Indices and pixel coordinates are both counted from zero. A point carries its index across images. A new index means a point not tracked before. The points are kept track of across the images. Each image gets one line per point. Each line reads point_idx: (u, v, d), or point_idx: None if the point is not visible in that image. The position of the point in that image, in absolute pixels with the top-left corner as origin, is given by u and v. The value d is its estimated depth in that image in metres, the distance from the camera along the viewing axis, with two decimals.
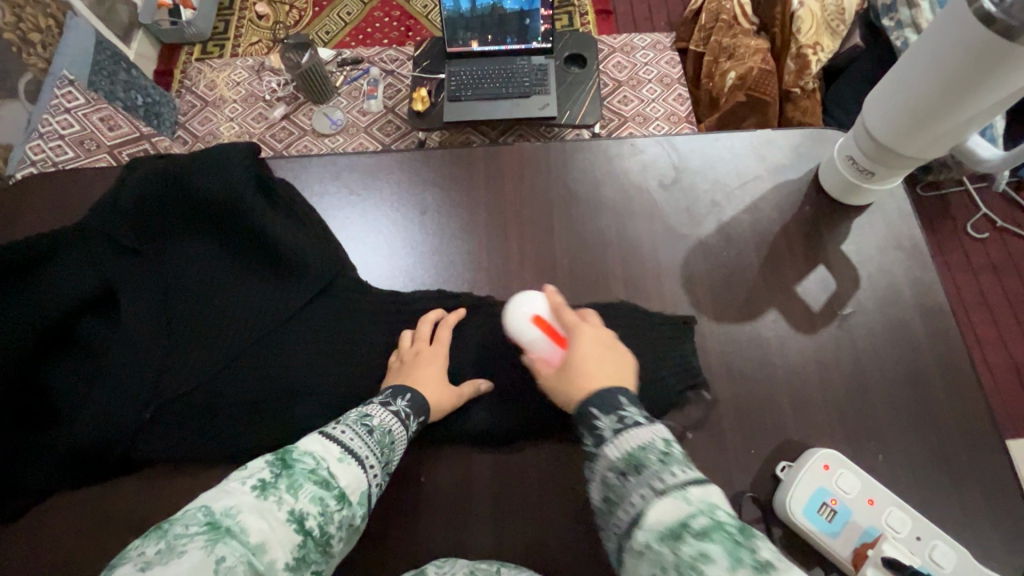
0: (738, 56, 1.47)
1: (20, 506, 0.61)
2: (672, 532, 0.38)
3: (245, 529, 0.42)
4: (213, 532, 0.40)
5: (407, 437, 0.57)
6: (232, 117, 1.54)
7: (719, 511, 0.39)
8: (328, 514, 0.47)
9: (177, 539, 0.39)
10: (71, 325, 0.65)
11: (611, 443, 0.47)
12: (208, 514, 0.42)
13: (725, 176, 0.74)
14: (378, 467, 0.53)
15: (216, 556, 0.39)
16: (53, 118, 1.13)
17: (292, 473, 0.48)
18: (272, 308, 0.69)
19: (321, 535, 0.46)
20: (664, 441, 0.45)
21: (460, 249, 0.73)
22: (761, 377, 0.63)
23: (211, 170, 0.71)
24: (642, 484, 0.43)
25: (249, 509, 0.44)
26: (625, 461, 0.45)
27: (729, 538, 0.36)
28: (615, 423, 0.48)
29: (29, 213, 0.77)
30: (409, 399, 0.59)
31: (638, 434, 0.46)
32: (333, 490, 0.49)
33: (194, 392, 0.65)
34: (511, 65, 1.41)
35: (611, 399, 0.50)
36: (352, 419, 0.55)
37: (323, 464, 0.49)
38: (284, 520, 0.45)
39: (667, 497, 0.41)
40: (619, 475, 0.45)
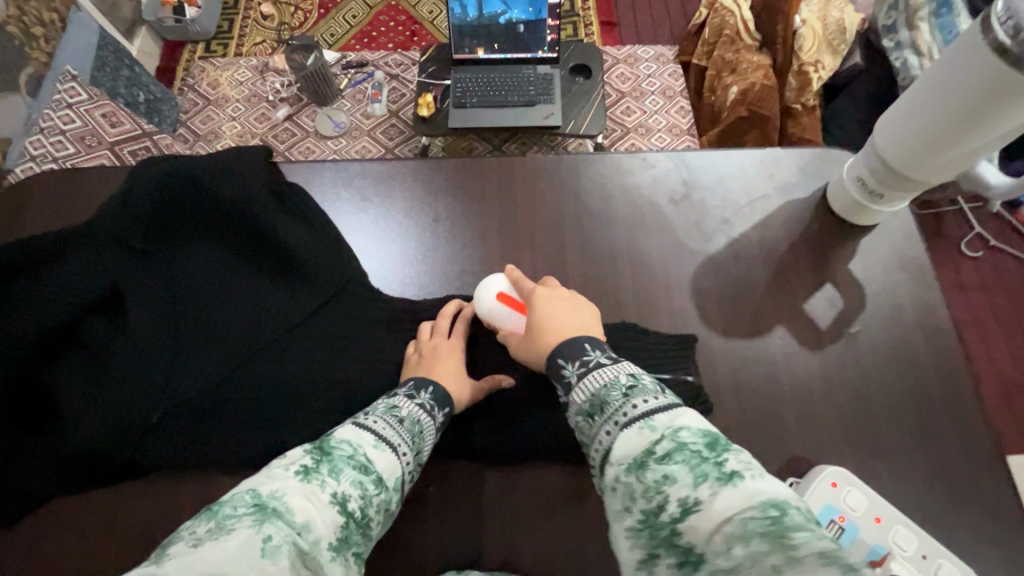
0: (741, 71, 1.49)
1: (20, 508, 0.60)
2: (638, 462, 0.41)
3: (290, 510, 0.42)
4: (261, 513, 0.40)
5: (435, 428, 0.58)
6: (234, 116, 1.54)
7: (682, 431, 0.41)
8: (367, 497, 0.47)
9: (226, 519, 0.39)
10: (79, 328, 0.64)
11: (577, 389, 0.50)
12: (255, 496, 0.42)
13: (733, 193, 0.75)
14: (410, 454, 0.53)
15: (263, 534, 0.38)
16: (55, 113, 1.12)
17: (332, 458, 0.48)
18: (285, 311, 0.69)
19: (361, 517, 0.46)
20: (628, 376, 0.48)
21: (470, 258, 0.73)
22: (769, 393, 0.63)
23: (222, 173, 0.71)
24: (606, 422, 0.46)
25: (294, 492, 0.43)
26: (590, 404, 0.48)
27: (694, 455, 0.39)
28: (579, 368, 0.52)
29: (33, 209, 0.77)
30: (433, 391, 0.59)
31: (601, 375, 0.49)
32: (371, 475, 0.49)
33: (204, 395, 0.64)
34: (517, 74, 1.42)
35: (576, 347, 0.53)
36: (381, 411, 0.55)
37: (360, 451, 0.50)
38: (328, 501, 0.44)
39: (633, 427, 0.43)
40: (586, 418, 0.48)
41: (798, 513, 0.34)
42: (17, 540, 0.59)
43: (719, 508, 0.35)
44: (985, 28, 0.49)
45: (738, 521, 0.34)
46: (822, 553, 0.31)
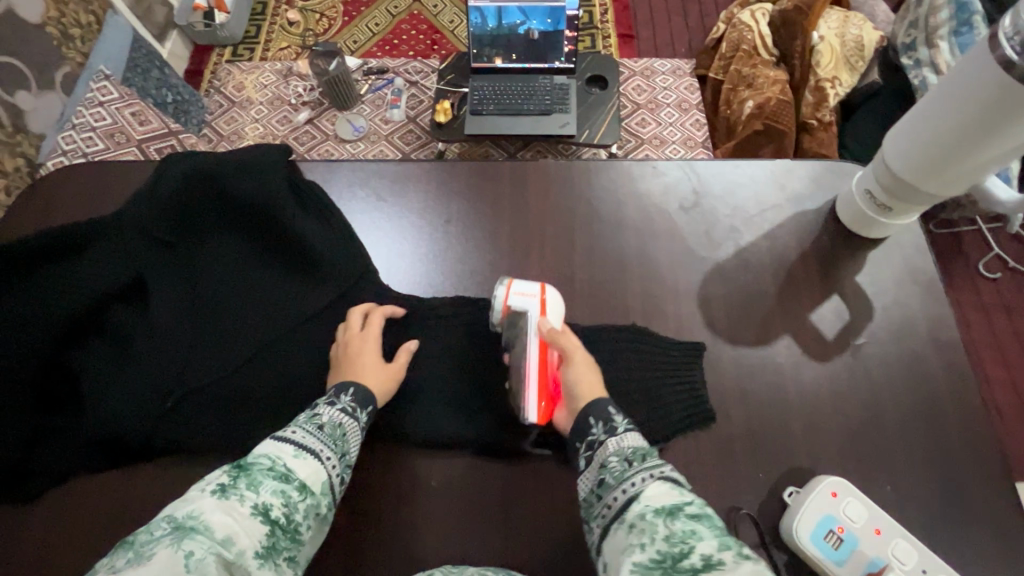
0: (757, 86, 1.50)
1: (38, 486, 0.62)
2: (668, 511, 0.45)
3: (208, 527, 0.44)
4: (179, 531, 0.42)
5: (360, 429, 0.59)
6: (257, 118, 1.58)
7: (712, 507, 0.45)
8: (291, 504, 0.50)
9: (144, 546, 0.41)
10: (103, 313, 0.68)
11: (619, 436, 0.54)
12: (172, 520, 0.43)
13: (744, 203, 0.76)
14: (335, 457, 0.55)
15: (184, 551, 0.40)
16: (87, 110, 1.16)
17: (250, 472, 0.50)
18: (296, 306, 0.71)
19: (287, 523, 0.49)
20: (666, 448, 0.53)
21: (480, 259, 0.74)
22: (773, 401, 0.63)
23: (245, 170, 0.73)
24: (644, 471, 0.50)
25: (210, 509, 0.45)
26: (630, 452, 0.52)
27: (716, 526, 0.43)
28: (624, 423, 0.56)
29: (63, 201, 0.80)
30: (353, 394, 0.60)
31: (635, 437, 0.54)
32: (293, 482, 0.51)
33: (218, 382, 0.66)
34: (533, 83, 1.44)
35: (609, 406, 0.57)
36: (301, 420, 0.56)
37: (279, 462, 0.52)
38: (248, 514, 0.47)
39: (668, 486, 0.48)
40: (621, 462, 0.52)
41: None
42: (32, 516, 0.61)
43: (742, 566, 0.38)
44: (993, 44, 0.50)
45: None
46: None
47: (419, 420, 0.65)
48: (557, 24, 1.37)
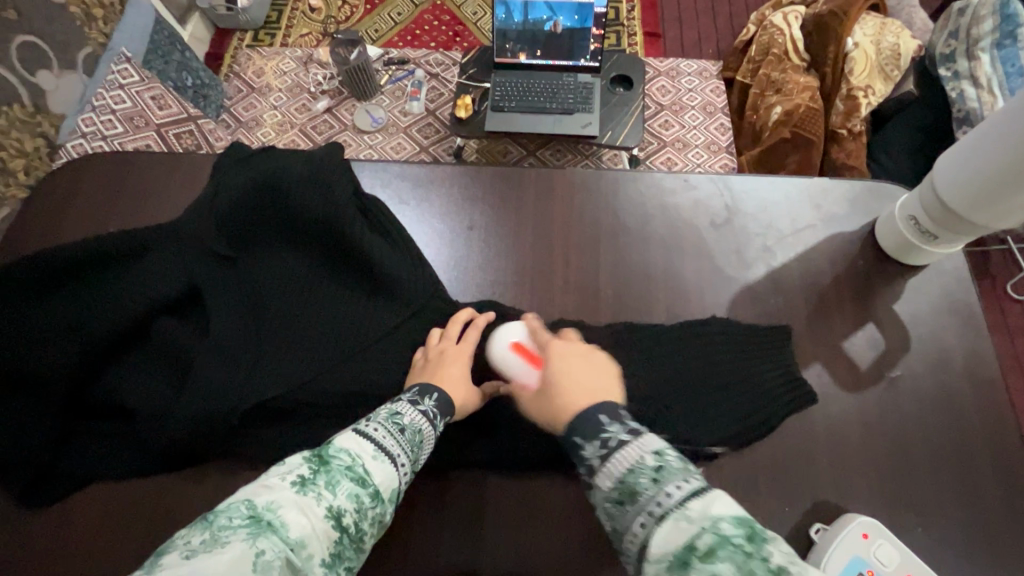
0: (786, 91, 1.45)
1: (63, 488, 0.62)
2: (679, 560, 0.38)
3: (284, 525, 0.41)
4: (256, 525, 0.39)
5: (435, 437, 0.56)
6: (276, 105, 1.57)
7: (721, 522, 0.39)
8: (362, 511, 0.46)
9: (221, 531, 0.39)
10: (155, 326, 0.66)
11: (602, 473, 0.47)
12: (251, 507, 0.41)
13: (778, 221, 0.73)
14: (408, 465, 0.52)
15: (256, 549, 0.38)
16: (108, 93, 1.15)
17: (330, 470, 0.46)
18: (347, 331, 0.68)
19: (355, 532, 0.45)
20: (652, 455, 0.46)
21: (504, 268, 0.72)
22: (802, 432, 0.61)
23: (309, 184, 0.71)
24: (640, 512, 0.44)
25: (289, 505, 0.42)
26: (619, 491, 0.46)
27: (738, 552, 0.37)
28: (599, 449, 0.48)
29: (79, 188, 0.79)
30: (437, 399, 0.57)
31: (627, 455, 0.47)
32: (368, 488, 0.47)
33: (278, 398, 0.63)
34: (557, 81, 1.41)
35: (591, 422, 0.50)
36: (382, 418, 0.53)
37: (358, 462, 0.48)
38: (323, 516, 0.43)
39: (667, 520, 0.41)
40: (615, 504, 0.46)
41: None
42: (46, 516, 0.61)
43: None
44: None
45: None
46: None
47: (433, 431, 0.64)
48: (586, 19, 1.32)
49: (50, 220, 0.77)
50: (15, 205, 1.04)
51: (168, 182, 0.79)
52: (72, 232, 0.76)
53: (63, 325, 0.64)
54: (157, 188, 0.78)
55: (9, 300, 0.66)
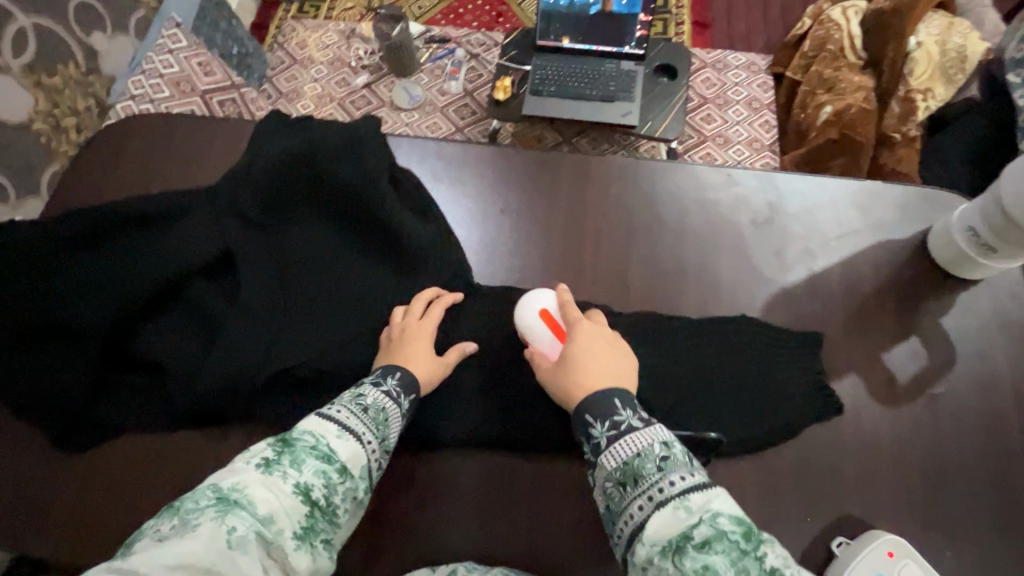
0: (838, 91, 1.39)
1: (97, 435, 0.65)
2: (674, 545, 0.41)
3: (252, 502, 0.43)
4: (223, 504, 0.42)
5: (402, 415, 0.57)
6: (317, 78, 1.58)
7: (720, 517, 0.42)
8: (331, 486, 0.48)
9: (190, 513, 0.41)
10: (188, 286, 0.68)
11: (607, 453, 0.49)
12: (217, 489, 0.43)
13: (822, 223, 0.70)
14: (375, 442, 0.53)
15: (227, 526, 0.40)
16: (157, 57, 1.18)
17: (294, 449, 0.48)
18: (374, 305, 0.68)
19: (326, 505, 0.47)
20: (661, 444, 0.48)
21: (535, 253, 0.71)
22: (830, 443, 0.59)
23: (345, 156, 0.72)
24: (639, 495, 0.46)
25: (255, 483, 0.45)
26: (621, 472, 0.48)
27: (734, 548, 0.41)
28: (609, 430, 0.50)
29: (125, 149, 0.81)
30: (399, 377, 0.58)
31: (634, 442, 0.48)
32: (335, 464, 0.49)
33: (300, 367, 0.64)
34: (599, 67, 1.37)
35: (606, 405, 0.52)
36: (346, 399, 0.55)
37: (323, 441, 0.50)
38: (290, 492, 0.46)
39: (667, 507, 0.44)
40: (617, 485, 0.47)
41: None
42: (81, 461, 0.64)
43: None
44: None
45: None
46: None
47: (453, 411, 0.64)
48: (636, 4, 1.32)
49: (98, 177, 0.79)
50: (66, 161, 1.07)
51: (210, 147, 0.80)
52: (118, 189, 0.78)
53: (102, 279, 0.66)
54: (199, 153, 0.80)
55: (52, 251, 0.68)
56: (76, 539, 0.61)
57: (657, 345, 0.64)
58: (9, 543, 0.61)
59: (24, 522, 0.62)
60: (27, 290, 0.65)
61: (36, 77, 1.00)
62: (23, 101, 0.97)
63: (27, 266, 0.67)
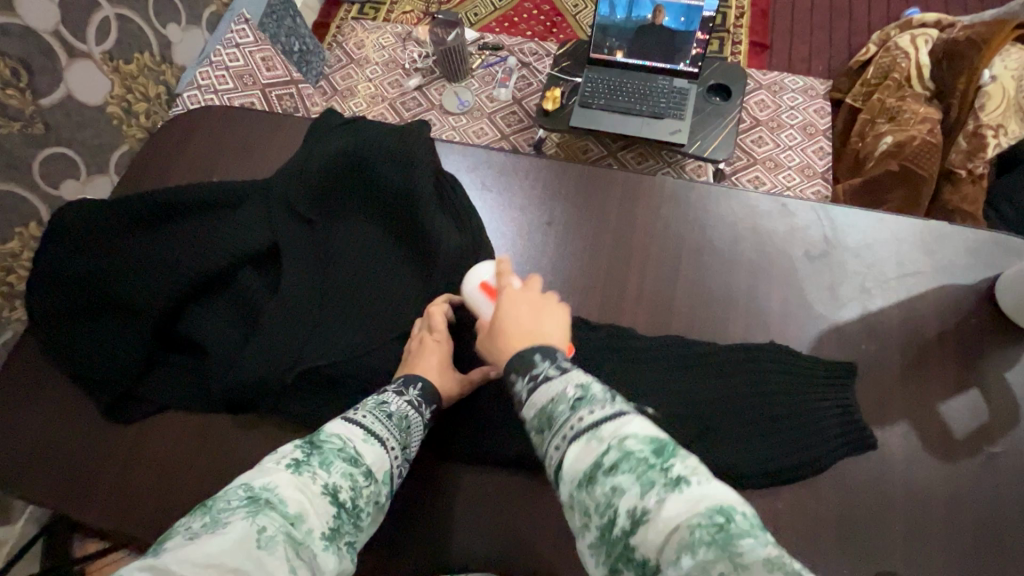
0: (901, 121, 1.33)
1: (141, 410, 0.68)
2: (588, 477, 0.38)
3: (282, 501, 0.40)
4: (254, 505, 0.39)
5: (422, 425, 0.57)
6: (372, 78, 1.62)
7: (630, 439, 0.38)
8: (356, 489, 0.47)
9: (219, 514, 0.38)
10: (235, 274, 0.70)
11: (525, 404, 0.45)
12: (248, 489, 0.40)
13: (882, 261, 0.67)
14: (398, 449, 0.52)
15: (258, 525, 0.37)
16: (225, 50, 1.25)
17: (323, 451, 0.47)
18: (415, 306, 0.69)
19: (352, 507, 0.45)
20: (577, 386, 0.43)
21: (579, 268, 0.71)
22: (876, 494, 0.57)
23: (392, 159, 0.73)
24: (554, 436, 0.42)
25: (285, 484, 0.42)
26: (539, 418, 0.43)
27: (641, 466, 0.36)
28: (528, 383, 0.45)
29: (189, 138, 0.84)
30: (421, 388, 0.58)
31: (548, 387, 0.44)
32: (361, 467, 0.48)
33: (338, 363, 0.66)
34: (651, 83, 1.36)
35: (526, 360, 0.46)
36: (371, 405, 0.54)
37: (350, 444, 0.49)
38: (319, 492, 0.43)
39: (579, 441, 0.39)
40: (537, 432, 0.44)
41: (745, 520, 0.33)
42: (124, 434, 0.67)
43: (669, 516, 0.34)
44: None
45: (688, 531, 0.33)
46: (767, 561, 0.31)
47: (486, 419, 0.65)
48: (677, 24, 1.30)
49: (164, 163, 0.83)
50: (135, 144, 1.13)
51: (268, 140, 0.83)
52: (179, 175, 0.81)
53: (159, 262, 0.69)
54: (256, 146, 0.82)
55: (117, 231, 0.72)
56: (116, 509, 0.63)
57: (696, 374, 0.63)
58: (56, 505, 0.64)
59: (70, 488, 0.65)
60: (93, 268, 0.69)
61: (114, 63, 1.06)
62: (101, 87, 1.03)
63: (96, 245, 0.71)
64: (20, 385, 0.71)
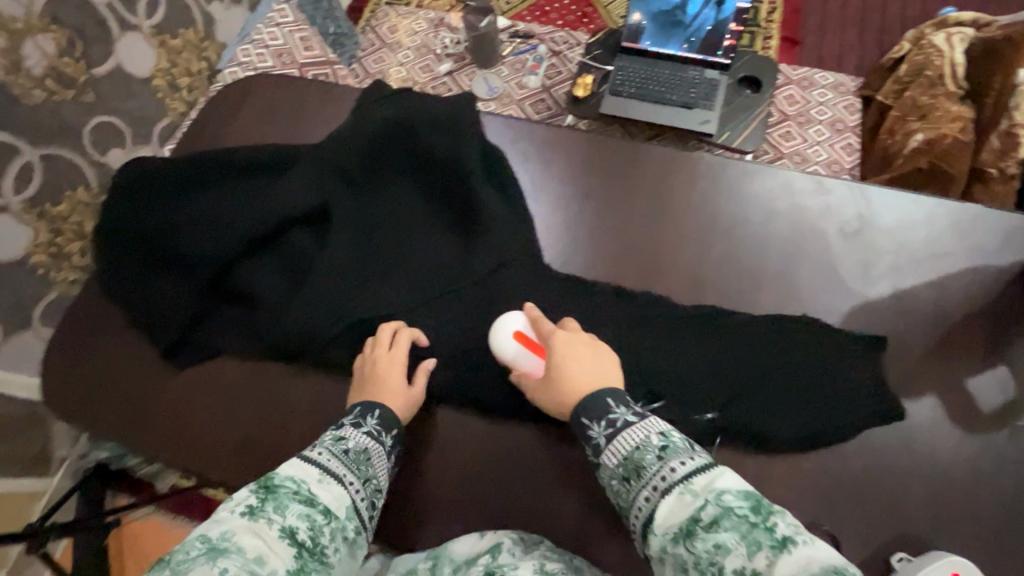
0: (932, 119, 1.29)
1: (193, 355, 0.71)
2: (685, 530, 0.43)
3: (241, 547, 0.43)
4: (213, 552, 0.41)
5: (383, 453, 0.58)
6: (403, 63, 1.63)
7: (725, 495, 0.44)
8: (317, 527, 0.48)
9: (179, 564, 0.40)
10: (286, 233, 0.73)
11: (608, 452, 0.52)
12: (206, 540, 0.43)
13: (914, 241, 0.69)
14: (357, 483, 0.54)
15: (218, 568, 0.40)
16: (264, 28, 1.33)
17: (277, 495, 0.48)
18: (455, 269, 0.71)
19: (315, 545, 0.47)
20: (658, 436, 0.50)
21: (617, 238, 0.73)
22: (901, 463, 0.59)
23: (438, 131, 0.76)
24: (644, 486, 0.48)
25: (241, 531, 0.44)
26: (624, 467, 0.50)
27: (742, 523, 0.41)
28: (606, 429, 0.52)
29: (238, 108, 0.88)
30: (379, 416, 0.59)
31: (631, 437, 0.51)
32: (319, 506, 0.50)
33: (383, 319, 0.69)
34: (682, 73, 1.36)
35: (599, 405, 0.53)
36: (326, 443, 0.56)
37: (303, 486, 0.51)
38: (277, 535, 0.45)
39: (672, 493, 0.46)
40: (621, 481, 0.50)
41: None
42: (177, 378, 0.71)
43: (780, 574, 0.38)
44: None
45: None
46: None
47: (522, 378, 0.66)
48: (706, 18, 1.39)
49: (216, 132, 0.86)
50: (176, 118, 1.17)
51: (315, 111, 0.86)
52: (229, 143, 0.85)
53: (214, 219, 0.72)
54: (304, 117, 0.86)
55: (175, 188, 0.76)
56: (175, 446, 0.68)
57: (730, 342, 0.65)
58: (119, 438, 0.70)
59: (131, 425, 0.69)
60: (154, 222, 0.73)
61: (160, 37, 1.10)
62: (147, 60, 1.07)
63: (155, 200, 0.75)
64: (79, 329, 0.74)
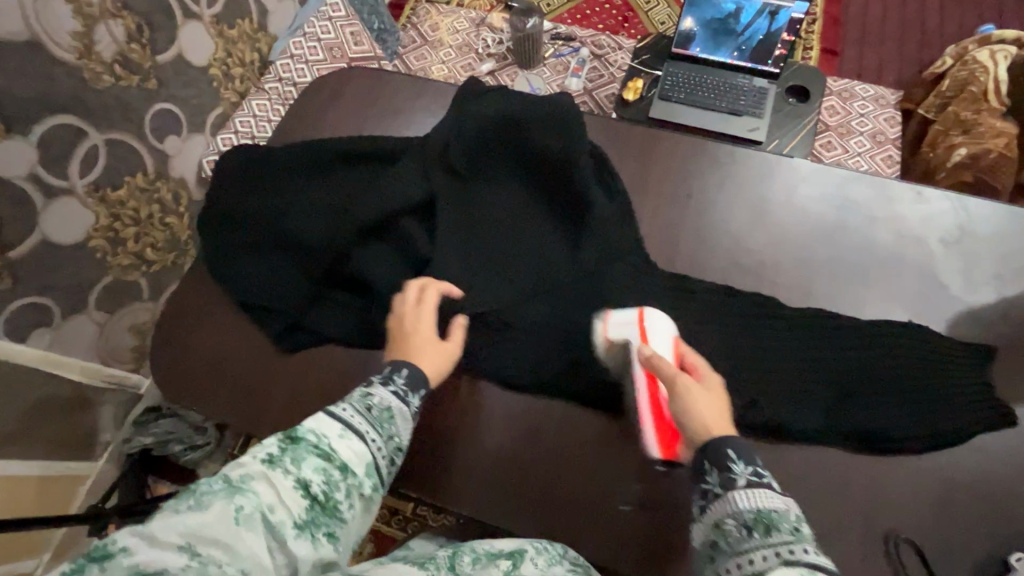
0: (975, 134, 1.14)
1: (304, 340, 0.71)
2: None
3: (254, 489, 0.39)
4: (232, 488, 0.39)
5: (407, 414, 0.53)
6: (445, 61, 1.35)
7: None
8: (333, 483, 0.43)
9: (200, 494, 0.37)
10: (394, 222, 0.73)
11: (740, 494, 0.45)
12: (228, 475, 0.40)
13: (1013, 251, 0.70)
14: (380, 441, 0.48)
15: (235, 505, 0.37)
16: (318, 22, 1.28)
17: (298, 445, 0.43)
18: (560, 266, 0.72)
19: (327, 502, 0.42)
20: (797, 513, 0.44)
21: (722, 239, 0.74)
22: (1012, 467, 0.61)
23: (546, 125, 0.75)
24: (764, 548, 0.42)
25: (260, 473, 0.40)
26: (754, 517, 0.43)
27: None
28: (750, 473, 0.46)
29: (320, 104, 0.88)
30: (405, 375, 0.55)
31: (770, 497, 0.44)
32: (336, 462, 0.44)
33: (493, 313, 0.70)
34: (730, 80, 1.20)
35: (750, 453, 0.47)
36: (354, 398, 0.51)
37: (325, 439, 0.45)
38: (291, 486, 0.41)
39: (795, 569, 0.40)
40: (742, 526, 0.43)
41: None
42: (285, 363, 0.71)
43: None
44: None
45: None
46: None
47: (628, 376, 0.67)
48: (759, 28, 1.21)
49: (305, 127, 0.87)
50: (230, 107, 1.12)
51: (407, 106, 0.87)
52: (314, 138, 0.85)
53: (328, 207, 0.74)
54: (394, 113, 0.86)
55: (291, 175, 0.77)
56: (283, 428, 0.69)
57: (840, 346, 0.66)
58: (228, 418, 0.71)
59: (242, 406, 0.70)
60: (270, 208, 0.75)
61: (219, 27, 1.04)
62: (205, 48, 1.02)
63: (271, 186, 0.77)
64: (187, 308, 0.76)
